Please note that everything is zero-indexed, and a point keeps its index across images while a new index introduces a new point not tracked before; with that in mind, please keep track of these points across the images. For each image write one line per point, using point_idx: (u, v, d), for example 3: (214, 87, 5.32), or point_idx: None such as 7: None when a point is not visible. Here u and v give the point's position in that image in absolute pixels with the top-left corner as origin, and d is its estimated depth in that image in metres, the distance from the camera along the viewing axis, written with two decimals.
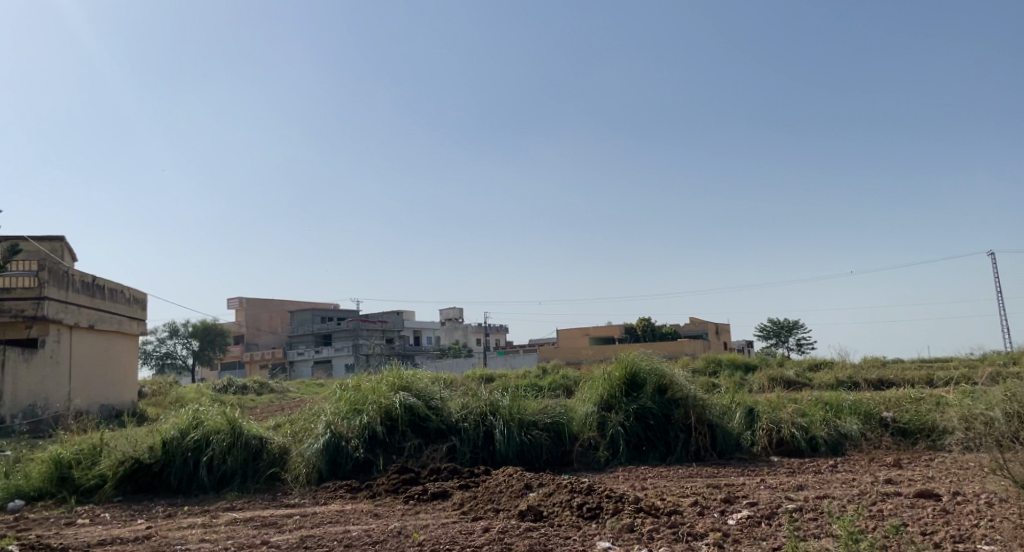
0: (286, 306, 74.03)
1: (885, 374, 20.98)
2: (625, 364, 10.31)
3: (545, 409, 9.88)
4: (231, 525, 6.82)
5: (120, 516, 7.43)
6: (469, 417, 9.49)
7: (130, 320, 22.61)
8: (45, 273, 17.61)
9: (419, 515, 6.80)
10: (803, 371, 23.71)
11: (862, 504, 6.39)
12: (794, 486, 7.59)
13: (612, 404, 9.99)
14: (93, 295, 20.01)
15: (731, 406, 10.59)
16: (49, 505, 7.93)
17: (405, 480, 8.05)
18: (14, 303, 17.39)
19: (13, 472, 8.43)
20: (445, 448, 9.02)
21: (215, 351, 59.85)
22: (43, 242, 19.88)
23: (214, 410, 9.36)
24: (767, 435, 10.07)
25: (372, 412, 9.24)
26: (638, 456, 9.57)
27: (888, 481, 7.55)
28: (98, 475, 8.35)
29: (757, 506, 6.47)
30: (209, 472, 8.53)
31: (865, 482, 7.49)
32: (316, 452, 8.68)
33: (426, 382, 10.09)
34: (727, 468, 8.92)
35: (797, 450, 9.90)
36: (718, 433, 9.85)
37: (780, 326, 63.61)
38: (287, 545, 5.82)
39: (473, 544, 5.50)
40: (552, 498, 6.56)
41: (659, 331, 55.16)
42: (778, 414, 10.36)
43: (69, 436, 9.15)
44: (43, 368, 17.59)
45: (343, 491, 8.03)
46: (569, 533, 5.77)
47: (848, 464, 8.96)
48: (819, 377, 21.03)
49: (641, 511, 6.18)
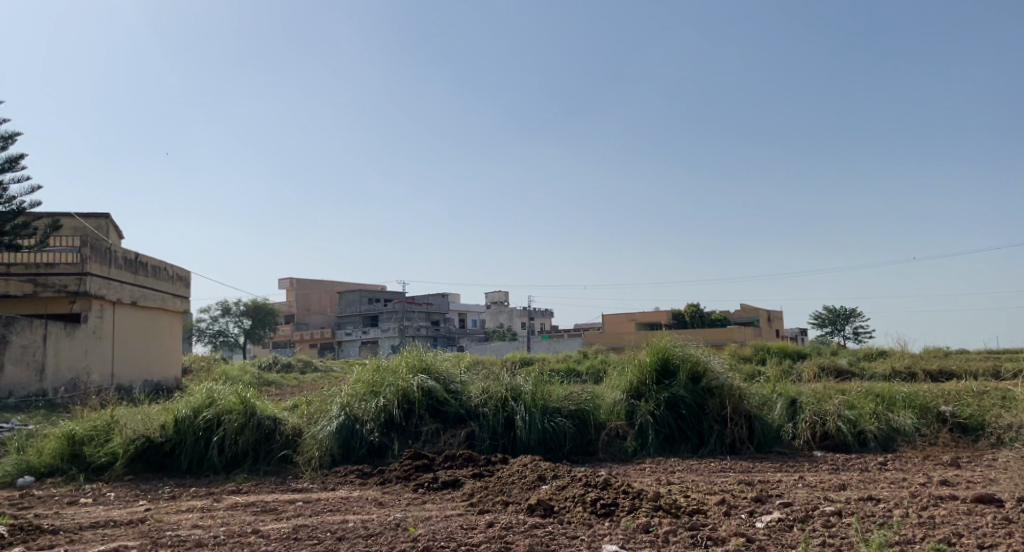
0: (335, 287, 74.79)
1: (946, 365, 19.92)
2: (656, 350, 9.75)
3: (571, 395, 9.40)
4: (230, 510, 6.50)
5: (123, 497, 7.19)
6: (489, 402, 9.07)
7: (173, 297, 22.76)
8: (88, 249, 17.59)
9: (424, 506, 6.40)
10: (857, 360, 22.70)
11: (912, 509, 5.76)
12: (836, 485, 6.95)
13: (642, 392, 9.47)
14: (136, 272, 20.19)
15: (772, 397, 9.96)
16: (58, 482, 7.77)
17: (417, 466, 7.68)
18: (57, 278, 17.41)
19: (26, 448, 8.31)
20: (463, 434, 8.63)
21: (266, 330, 60.76)
22: (89, 219, 20.05)
23: (229, 388, 9.10)
24: (810, 428, 9.40)
25: (389, 394, 8.89)
26: (668, 447, 9.03)
27: (944, 483, 6.85)
28: (109, 453, 8.18)
29: (790, 508, 5.88)
30: (220, 452, 8.27)
31: (915, 483, 6.82)
32: (329, 435, 8.36)
33: (447, 365, 9.71)
34: (764, 463, 8.30)
35: (843, 445, 9.22)
36: (756, 424, 9.25)
37: (836, 314, 61.73)
38: (276, 536, 5.43)
39: (470, 542, 5.05)
40: (564, 492, 6.09)
41: (709, 317, 54.03)
42: (823, 406, 9.67)
43: (85, 411, 9.00)
44: (86, 343, 17.70)
45: (353, 477, 7.71)
46: (578, 532, 5.29)
47: (899, 462, 8.25)
48: (874, 367, 20.11)
49: (660, 510, 5.66)
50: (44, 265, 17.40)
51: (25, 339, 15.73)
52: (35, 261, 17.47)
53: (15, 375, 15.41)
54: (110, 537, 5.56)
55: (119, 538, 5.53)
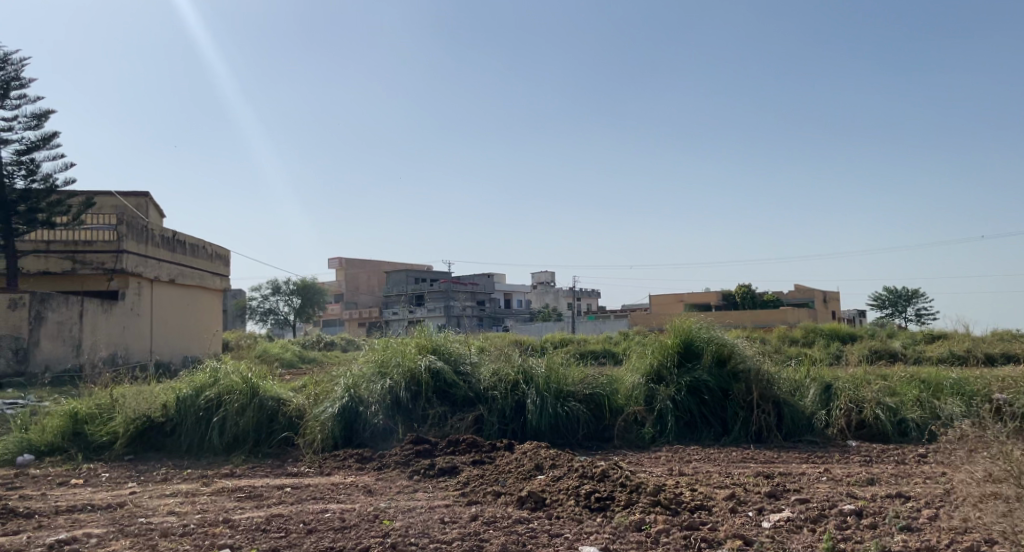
0: (382, 265, 75.19)
1: (1010, 348, 18.79)
2: (679, 332, 9.20)
3: (588, 378, 8.95)
4: (214, 495, 6.19)
5: (116, 477, 6.94)
6: (500, 385, 8.69)
7: (211, 275, 22.97)
8: (125, 227, 17.63)
9: (414, 495, 6.05)
10: (912, 343, 21.59)
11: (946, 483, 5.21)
12: (864, 480, 6.35)
13: (663, 375, 8.95)
14: (174, 250, 20.30)
15: (804, 382, 9.32)
16: (57, 461, 7.63)
17: (418, 452, 7.33)
18: (95, 255, 17.50)
19: (29, 426, 8.19)
20: (471, 418, 8.26)
21: (315, 308, 61.44)
22: (130, 198, 20.26)
23: (234, 367, 8.86)
24: (846, 415, 8.74)
25: (397, 376, 8.53)
26: (689, 434, 8.54)
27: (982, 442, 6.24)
28: (111, 433, 8.02)
29: (805, 505, 5.34)
30: (220, 434, 8.03)
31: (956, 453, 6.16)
32: (331, 417, 8.08)
33: (458, 346, 9.35)
34: (790, 454, 7.72)
35: (880, 435, 8.55)
36: (785, 411, 8.67)
37: (897, 295, 59.62)
38: (245, 526, 5.07)
39: (443, 539, 4.64)
40: (559, 483, 5.68)
41: (761, 299, 52.66)
42: (861, 392, 8.99)
43: (91, 389, 8.86)
44: (122, 318, 17.84)
45: (351, 461, 7.40)
46: (563, 529, 4.84)
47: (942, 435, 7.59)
48: (930, 352, 19.12)
49: (657, 505, 5.16)
50: (82, 242, 17.48)
51: (61, 315, 15.64)
52: (74, 238, 17.55)
53: (51, 351, 15.36)
54: (79, 524, 5.28)
55: (87, 525, 5.23)
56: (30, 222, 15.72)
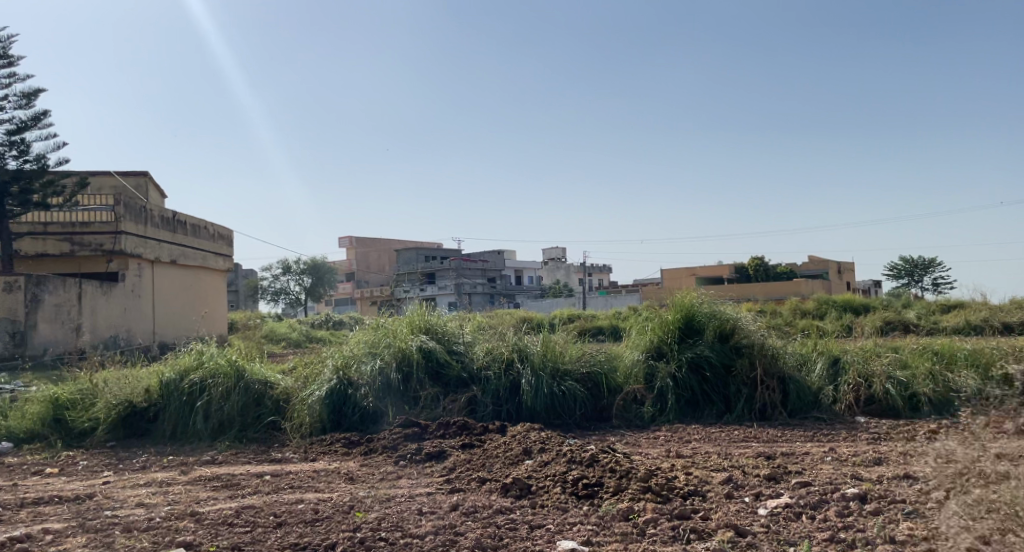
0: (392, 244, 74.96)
1: None
2: (680, 306, 8.83)
3: (584, 356, 8.64)
4: (189, 484, 5.94)
5: (93, 466, 6.72)
6: (494, 364, 8.41)
7: (214, 256, 22.78)
8: (122, 208, 17.38)
9: (397, 482, 5.78)
10: (928, 314, 21.11)
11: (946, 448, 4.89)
12: (871, 460, 6.02)
13: (663, 351, 8.63)
14: (174, 231, 20.06)
15: (811, 355, 8.97)
16: (37, 449, 7.42)
17: (407, 435, 7.04)
18: (93, 237, 17.27)
19: (9, 413, 7.98)
20: (464, 400, 7.99)
21: (326, 287, 61.34)
22: (128, 177, 20.02)
23: (219, 349, 8.58)
24: (855, 390, 8.39)
25: (388, 356, 8.24)
26: (690, 412, 8.24)
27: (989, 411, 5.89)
28: (93, 419, 7.80)
29: (806, 489, 5.02)
30: (205, 419, 7.78)
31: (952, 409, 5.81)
32: (320, 400, 7.82)
33: (453, 325, 9.05)
34: (796, 431, 7.40)
35: (891, 410, 8.21)
36: (791, 388, 8.33)
37: (913, 265, 58.82)
38: (211, 519, 4.80)
39: (416, 533, 4.37)
40: (545, 469, 5.39)
41: (774, 271, 52.01)
42: (870, 366, 8.63)
43: (74, 374, 8.63)
44: (122, 300, 17.69)
45: (339, 446, 7.15)
46: (545, 519, 4.55)
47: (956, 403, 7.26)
48: (947, 322, 18.62)
49: (649, 492, 4.86)
50: (80, 224, 17.24)
51: (59, 298, 15.45)
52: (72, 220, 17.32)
53: (49, 334, 15.19)
54: (41, 518, 5.04)
55: (48, 520, 4.99)
56: (24, 203, 15.50)
